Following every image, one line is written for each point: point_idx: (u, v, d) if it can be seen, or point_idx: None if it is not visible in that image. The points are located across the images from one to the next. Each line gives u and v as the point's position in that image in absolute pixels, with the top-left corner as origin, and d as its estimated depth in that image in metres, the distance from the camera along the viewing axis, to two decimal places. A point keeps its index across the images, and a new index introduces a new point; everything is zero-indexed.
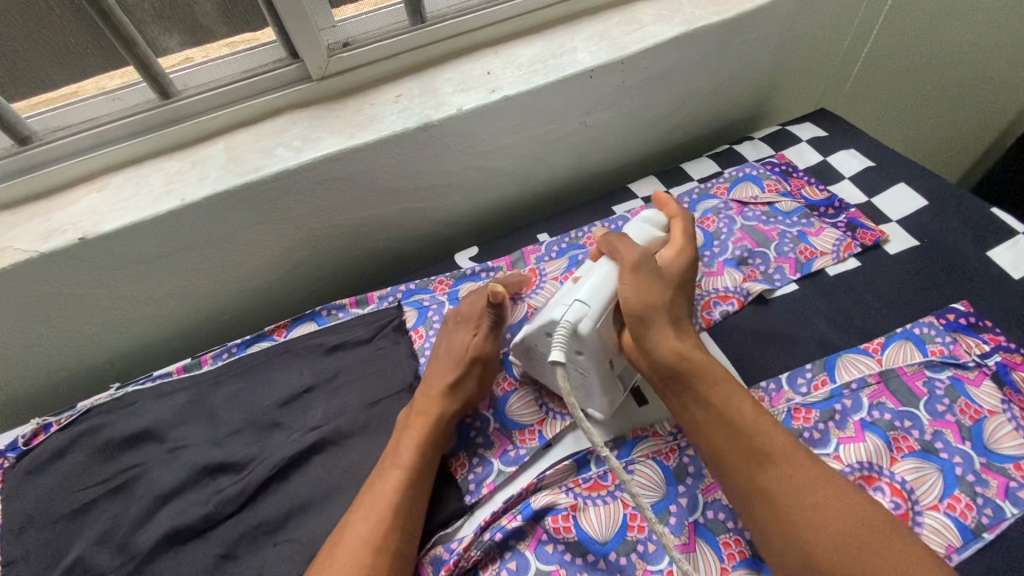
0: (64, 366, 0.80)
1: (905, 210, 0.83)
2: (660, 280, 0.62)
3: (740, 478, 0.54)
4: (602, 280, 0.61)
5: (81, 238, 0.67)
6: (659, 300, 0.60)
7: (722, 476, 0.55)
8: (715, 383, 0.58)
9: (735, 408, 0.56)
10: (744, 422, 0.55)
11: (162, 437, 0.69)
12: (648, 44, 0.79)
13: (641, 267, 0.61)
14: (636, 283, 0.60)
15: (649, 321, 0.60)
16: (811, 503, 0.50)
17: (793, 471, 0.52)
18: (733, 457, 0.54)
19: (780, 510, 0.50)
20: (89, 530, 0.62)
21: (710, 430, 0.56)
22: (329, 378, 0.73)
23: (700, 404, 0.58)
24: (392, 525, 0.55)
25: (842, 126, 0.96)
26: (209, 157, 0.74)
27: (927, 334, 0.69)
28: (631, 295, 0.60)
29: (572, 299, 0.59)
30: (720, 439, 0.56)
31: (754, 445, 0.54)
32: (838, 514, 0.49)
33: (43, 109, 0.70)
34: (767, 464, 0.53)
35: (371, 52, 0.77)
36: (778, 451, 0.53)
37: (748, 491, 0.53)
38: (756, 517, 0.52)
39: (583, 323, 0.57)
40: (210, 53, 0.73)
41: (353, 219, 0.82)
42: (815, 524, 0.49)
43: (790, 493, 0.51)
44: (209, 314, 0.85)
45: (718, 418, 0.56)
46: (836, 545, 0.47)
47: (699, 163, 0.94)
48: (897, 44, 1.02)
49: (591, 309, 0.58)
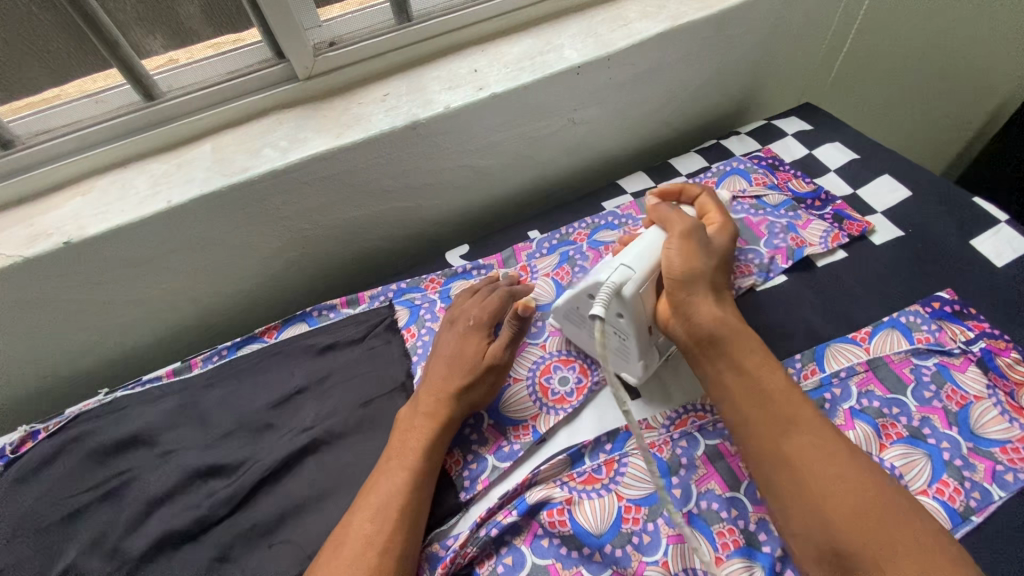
0: (50, 373, 0.79)
1: (890, 201, 0.84)
2: (706, 251, 0.63)
3: (766, 443, 0.53)
4: (648, 249, 0.62)
5: (65, 242, 0.66)
6: (704, 268, 0.61)
7: (746, 441, 0.55)
8: (749, 352, 0.59)
9: (768, 377, 0.57)
10: (777, 392, 0.56)
11: (152, 442, 0.68)
12: (633, 40, 0.80)
13: (692, 235, 0.63)
14: (682, 247, 0.62)
15: (689, 287, 0.61)
16: (835, 472, 0.50)
17: (821, 442, 0.52)
18: (763, 420, 0.54)
19: (804, 476, 0.51)
20: (79, 537, 0.62)
21: (740, 395, 0.56)
22: (321, 379, 0.72)
23: (733, 370, 0.58)
24: (396, 528, 0.55)
25: (827, 119, 0.97)
26: (195, 158, 0.73)
27: (913, 322, 0.70)
28: (675, 260, 0.61)
29: (619, 263, 0.61)
30: (749, 405, 0.56)
31: (786, 413, 0.54)
32: (860, 485, 0.49)
33: (25, 113, 0.69)
34: (797, 431, 0.53)
35: (356, 51, 0.76)
36: (806, 422, 0.53)
37: (772, 457, 0.53)
38: (777, 483, 0.52)
39: (626, 286, 0.58)
40: (194, 54, 0.73)
41: (342, 219, 0.82)
42: (837, 490, 0.49)
43: (817, 462, 0.51)
44: (197, 318, 0.84)
45: (749, 384, 0.57)
46: (855, 513, 0.48)
47: (687, 158, 0.95)
48: (878, 38, 1.03)
49: (636, 274, 0.59)
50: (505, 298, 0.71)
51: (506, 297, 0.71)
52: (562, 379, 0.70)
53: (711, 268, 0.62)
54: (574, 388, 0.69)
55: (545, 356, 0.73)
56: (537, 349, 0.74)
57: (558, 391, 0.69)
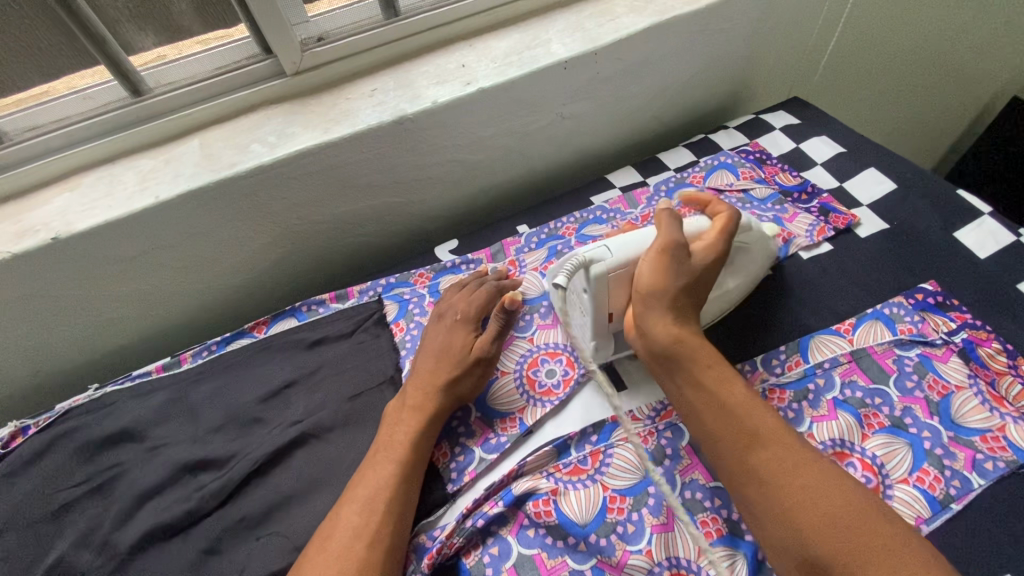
0: (41, 368, 0.80)
1: (876, 194, 0.84)
2: (681, 271, 0.60)
3: (730, 460, 0.53)
4: (634, 241, 0.63)
5: (53, 238, 0.67)
6: (674, 287, 0.60)
7: (717, 460, 0.55)
8: (708, 366, 0.58)
9: (728, 390, 0.56)
10: (736, 404, 0.55)
11: (142, 436, 0.69)
12: (621, 35, 0.80)
13: (670, 252, 0.60)
14: (654, 265, 0.60)
15: (654, 304, 0.60)
16: (800, 484, 0.49)
17: (784, 453, 0.52)
18: (725, 436, 0.54)
19: (769, 490, 0.50)
20: (69, 530, 0.62)
21: (704, 412, 0.56)
22: (310, 373, 0.73)
23: (693, 386, 0.58)
24: (384, 519, 0.55)
25: (814, 113, 0.98)
26: (183, 154, 0.73)
27: (896, 314, 0.71)
28: (644, 275, 0.61)
29: (602, 243, 0.62)
30: (713, 420, 0.55)
31: (746, 427, 0.54)
32: (825, 491, 0.49)
33: (13, 110, 0.69)
34: (758, 445, 0.52)
35: (344, 47, 0.77)
36: (767, 433, 0.53)
37: (740, 475, 0.53)
38: (747, 500, 0.52)
39: (595, 265, 0.60)
40: (183, 50, 0.73)
41: (331, 214, 0.82)
42: (804, 500, 0.48)
43: (780, 474, 0.50)
44: (187, 313, 0.84)
45: (711, 400, 0.56)
46: (822, 522, 0.47)
47: (676, 152, 0.96)
48: (867, 32, 1.03)
49: (611, 257, 0.61)
50: (492, 291, 0.72)
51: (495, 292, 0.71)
52: (549, 372, 0.71)
53: (682, 287, 0.60)
54: (561, 380, 0.70)
55: (533, 349, 0.73)
56: (525, 342, 0.74)
57: (545, 383, 0.70)
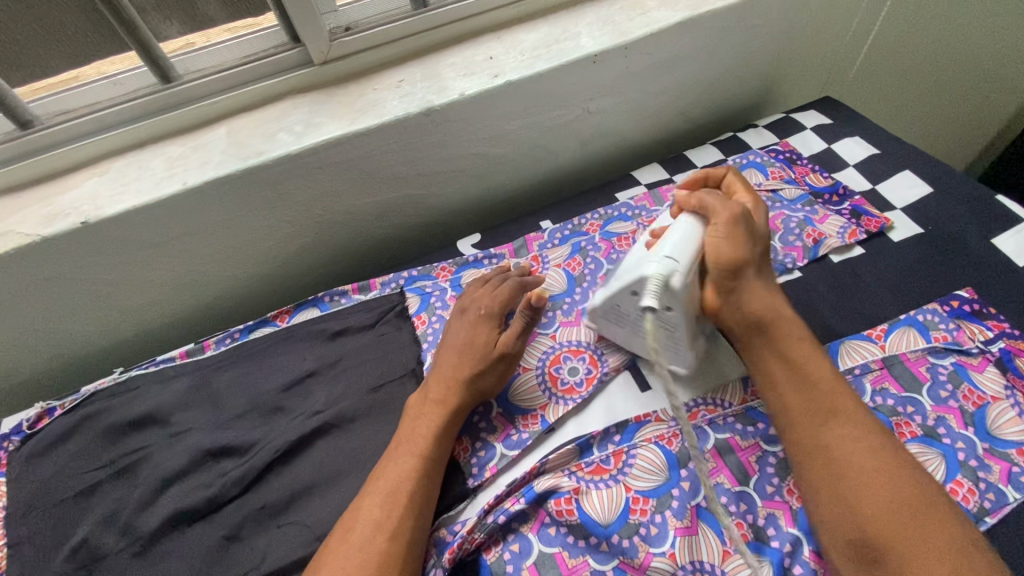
0: (67, 351, 0.81)
1: (910, 197, 0.82)
2: (752, 237, 0.63)
3: (803, 432, 0.55)
4: (688, 234, 0.62)
5: (83, 222, 0.67)
6: (750, 258, 0.61)
7: (788, 430, 0.56)
8: (797, 342, 0.59)
9: (816, 368, 0.58)
10: (823, 381, 0.57)
11: (165, 421, 0.69)
12: (652, 29, 0.79)
13: (737, 221, 0.62)
14: (728, 236, 0.62)
15: (739, 277, 0.61)
16: (874, 468, 0.51)
17: (861, 436, 0.53)
18: (803, 409, 0.56)
19: (838, 467, 0.52)
20: (94, 512, 0.63)
21: (783, 383, 0.58)
22: (332, 364, 0.73)
23: (777, 358, 0.59)
24: (405, 513, 0.55)
25: (847, 113, 0.96)
26: (211, 142, 0.73)
27: (930, 321, 0.69)
28: (723, 250, 0.61)
29: (661, 255, 0.59)
30: (792, 391, 0.57)
31: (828, 404, 0.55)
32: (896, 480, 0.50)
33: (44, 95, 0.71)
34: (838, 422, 0.54)
35: (372, 36, 0.76)
36: (848, 415, 0.54)
37: (812, 448, 0.54)
38: (811, 470, 0.53)
39: (675, 280, 0.57)
40: (211, 38, 0.74)
41: (355, 206, 0.82)
42: (872, 483, 0.50)
43: (853, 455, 0.52)
44: (210, 301, 0.85)
45: (794, 372, 0.58)
46: (889, 511, 0.48)
47: (703, 150, 0.94)
48: (904, 30, 1.01)
49: (681, 264, 0.58)
50: (515, 286, 0.71)
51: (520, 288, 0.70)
52: (571, 370, 0.70)
53: (758, 253, 0.62)
54: (584, 378, 0.69)
55: (555, 346, 0.72)
56: (547, 338, 0.73)
57: (568, 381, 0.69)
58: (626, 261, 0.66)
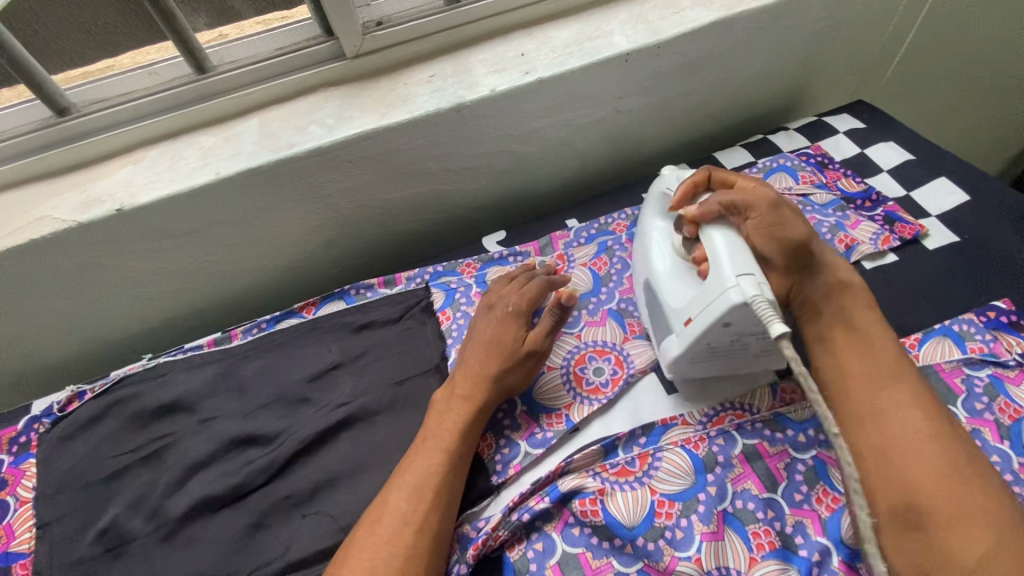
0: (97, 336, 0.82)
1: (946, 205, 0.80)
2: (794, 218, 0.62)
3: (857, 395, 0.56)
4: (737, 241, 0.58)
5: (117, 209, 0.68)
6: (808, 233, 0.62)
7: (842, 393, 0.57)
8: (863, 312, 0.61)
9: (880, 339, 0.58)
10: (885, 350, 0.58)
11: (192, 408, 0.70)
12: (685, 29, 0.78)
13: (778, 206, 0.61)
14: (772, 221, 0.60)
15: (802, 251, 0.61)
16: (929, 434, 0.51)
17: (919, 404, 0.53)
18: (862, 373, 0.57)
19: (891, 428, 0.53)
20: (122, 496, 0.64)
21: (844, 350, 0.59)
22: (357, 356, 0.73)
23: (841, 326, 0.60)
24: (432, 507, 0.55)
25: (881, 117, 0.94)
26: (243, 133, 0.74)
27: (966, 331, 0.68)
28: (780, 234, 0.60)
29: (733, 277, 0.55)
30: (852, 357, 0.58)
31: (886, 370, 0.56)
32: (950, 452, 0.50)
33: (80, 82, 0.71)
34: (897, 387, 0.55)
35: (405, 31, 0.76)
36: (908, 384, 0.55)
37: (867, 410, 0.55)
38: (861, 432, 0.54)
39: (768, 292, 0.53)
40: (244, 30, 0.74)
41: (382, 200, 0.82)
42: (926, 448, 0.50)
43: (908, 418, 0.52)
44: (237, 291, 0.85)
45: (856, 340, 0.59)
46: (939, 474, 0.49)
47: (732, 152, 0.93)
48: (941, 34, 0.99)
49: (757, 273, 0.55)
50: (542, 285, 0.71)
51: (546, 286, 0.70)
52: (596, 370, 0.69)
53: (807, 226, 0.63)
54: (610, 378, 0.68)
55: (580, 346, 0.72)
56: (572, 338, 0.73)
57: (593, 381, 0.68)
58: (681, 295, 0.61)
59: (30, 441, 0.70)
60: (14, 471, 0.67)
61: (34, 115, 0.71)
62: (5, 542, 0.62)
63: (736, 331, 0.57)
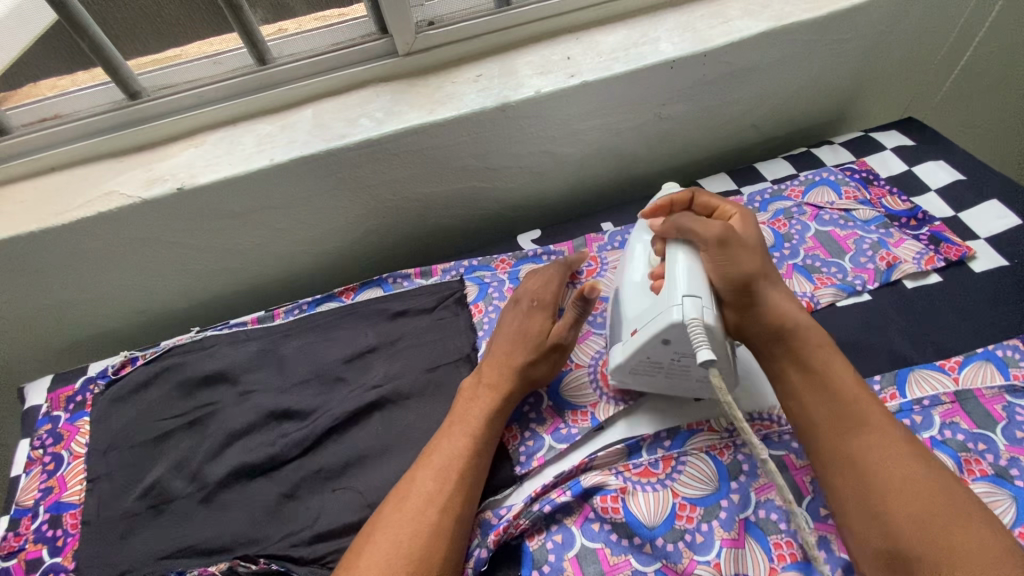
0: (151, 307, 0.87)
1: (995, 228, 0.78)
2: (745, 251, 0.61)
3: (828, 440, 0.54)
4: (696, 265, 0.59)
5: (178, 188, 0.72)
6: (757, 269, 0.60)
7: (812, 439, 0.56)
8: (817, 350, 0.58)
9: (837, 374, 0.57)
10: (844, 388, 0.56)
11: (234, 380, 0.73)
12: (732, 39, 0.78)
13: (726, 243, 0.59)
14: (724, 258, 0.59)
15: (752, 292, 0.59)
16: (902, 475, 0.50)
17: (888, 443, 0.52)
18: (826, 418, 0.55)
19: (867, 476, 0.51)
20: (166, 457, 0.68)
21: (806, 393, 0.57)
22: (391, 342, 0.75)
23: (798, 367, 0.58)
24: (456, 489, 0.57)
25: (933, 135, 0.92)
26: (298, 122, 0.78)
27: (1011, 358, 0.66)
28: (725, 268, 0.59)
29: (681, 296, 0.56)
30: (817, 403, 0.56)
31: (852, 412, 0.54)
32: (927, 490, 0.49)
33: (152, 68, 0.76)
34: (863, 429, 0.53)
35: (454, 31, 0.79)
36: (874, 421, 0.53)
37: (838, 458, 0.53)
38: (835, 483, 0.53)
39: (708, 317, 0.55)
40: (303, 25, 0.78)
41: (424, 193, 0.85)
42: (901, 493, 0.49)
43: (887, 462, 0.51)
44: (281, 273, 0.89)
45: (818, 382, 0.57)
46: (918, 519, 0.48)
47: (774, 164, 0.92)
48: (1001, 52, 0.96)
49: (705, 300, 0.56)
50: (563, 277, 0.74)
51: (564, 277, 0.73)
52: None
53: (765, 267, 0.61)
54: None
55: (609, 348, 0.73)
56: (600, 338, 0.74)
57: None
58: (636, 306, 0.63)
59: (85, 400, 0.75)
60: (69, 427, 0.72)
61: (107, 97, 0.76)
62: (58, 491, 0.67)
63: (674, 351, 0.58)
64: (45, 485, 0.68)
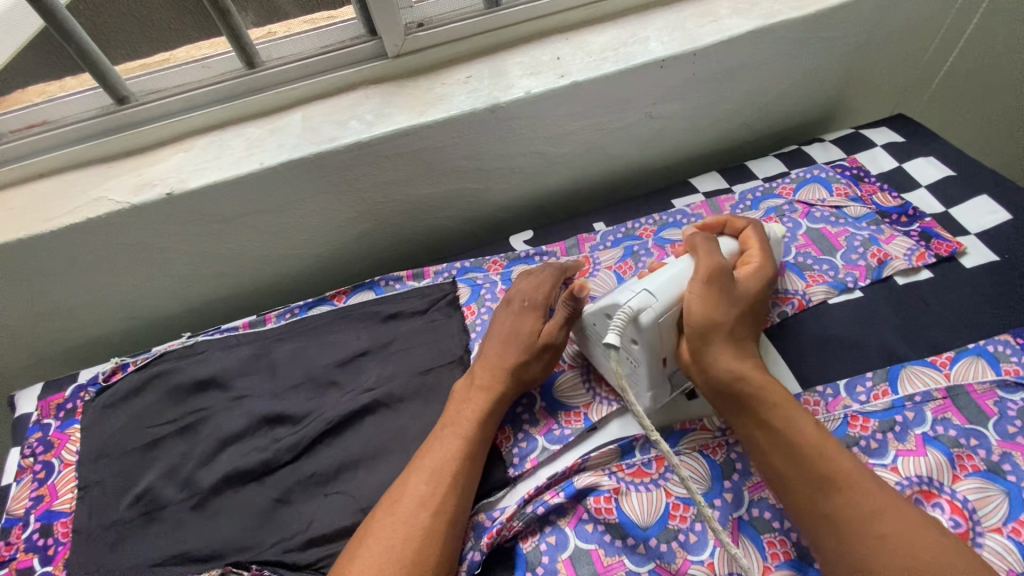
0: (143, 313, 0.87)
1: (986, 223, 0.78)
2: (728, 296, 0.60)
3: (799, 501, 0.52)
4: (676, 279, 0.61)
5: (168, 193, 0.72)
6: (725, 318, 0.59)
7: (786, 501, 0.54)
8: (775, 404, 0.56)
9: (798, 428, 0.55)
10: (806, 443, 0.53)
11: (226, 385, 0.73)
12: (722, 37, 0.78)
13: (716, 279, 0.60)
14: (704, 295, 0.59)
15: (711, 340, 0.59)
16: (881, 534, 0.48)
17: (860, 498, 0.50)
18: (795, 477, 0.53)
19: (847, 539, 0.49)
20: (158, 464, 0.67)
21: (772, 452, 0.55)
22: (384, 345, 0.75)
23: (759, 425, 0.56)
24: (449, 492, 0.56)
25: (923, 131, 0.92)
26: (287, 126, 0.77)
27: (1002, 353, 0.66)
28: (695, 306, 0.59)
29: (641, 287, 0.60)
30: (784, 463, 0.54)
31: (821, 472, 0.52)
32: (908, 547, 0.47)
33: (140, 73, 0.76)
34: (833, 488, 0.51)
35: (444, 33, 0.78)
36: (843, 477, 0.51)
37: (814, 520, 0.51)
38: (819, 545, 0.51)
39: (647, 315, 0.57)
40: (292, 28, 0.77)
41: (415, 195, 0.85)
42: (885, 554, 0.47)
43: (865, 522, 0.49)
44: (273, 277, 0.89)
45: (781, 439, 0.55)
46: None
47: (765, 162, 0.93)
48: (990, 48, 0.96)
49: (655, 302, 0.58)
50: (555, 277, 0.73)
51: (555, 276, 0.72)
52: None
53: (735, 318, 0.60)
54: None
55: None
56: None
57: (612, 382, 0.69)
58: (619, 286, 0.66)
59: (76, 407, 0.75)
60: (60, 435, 0.72)
61: (96, 103, 0.76)
62: (49, 500, 0.66)
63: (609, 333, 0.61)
64: (37, 494, 0.67)
